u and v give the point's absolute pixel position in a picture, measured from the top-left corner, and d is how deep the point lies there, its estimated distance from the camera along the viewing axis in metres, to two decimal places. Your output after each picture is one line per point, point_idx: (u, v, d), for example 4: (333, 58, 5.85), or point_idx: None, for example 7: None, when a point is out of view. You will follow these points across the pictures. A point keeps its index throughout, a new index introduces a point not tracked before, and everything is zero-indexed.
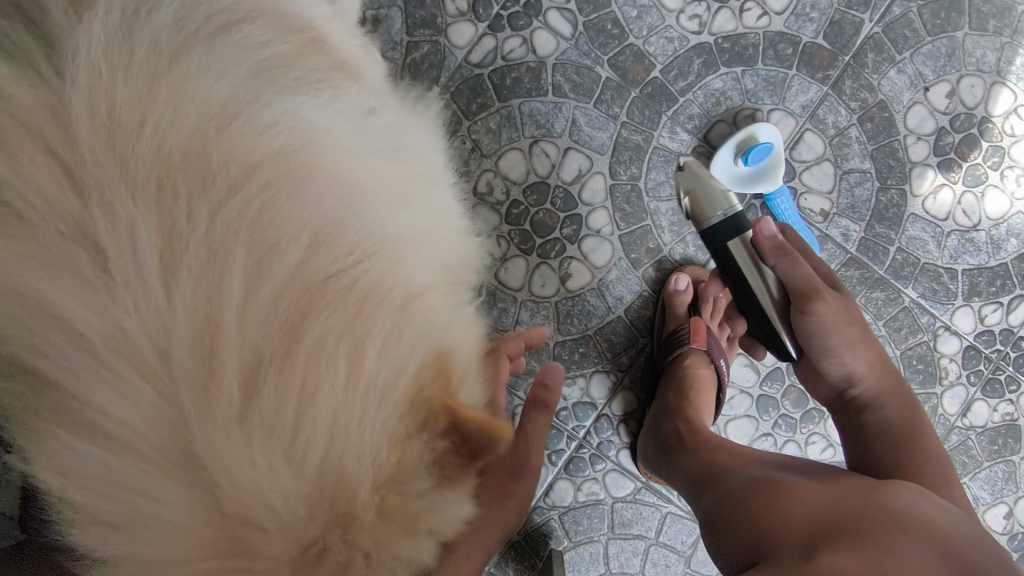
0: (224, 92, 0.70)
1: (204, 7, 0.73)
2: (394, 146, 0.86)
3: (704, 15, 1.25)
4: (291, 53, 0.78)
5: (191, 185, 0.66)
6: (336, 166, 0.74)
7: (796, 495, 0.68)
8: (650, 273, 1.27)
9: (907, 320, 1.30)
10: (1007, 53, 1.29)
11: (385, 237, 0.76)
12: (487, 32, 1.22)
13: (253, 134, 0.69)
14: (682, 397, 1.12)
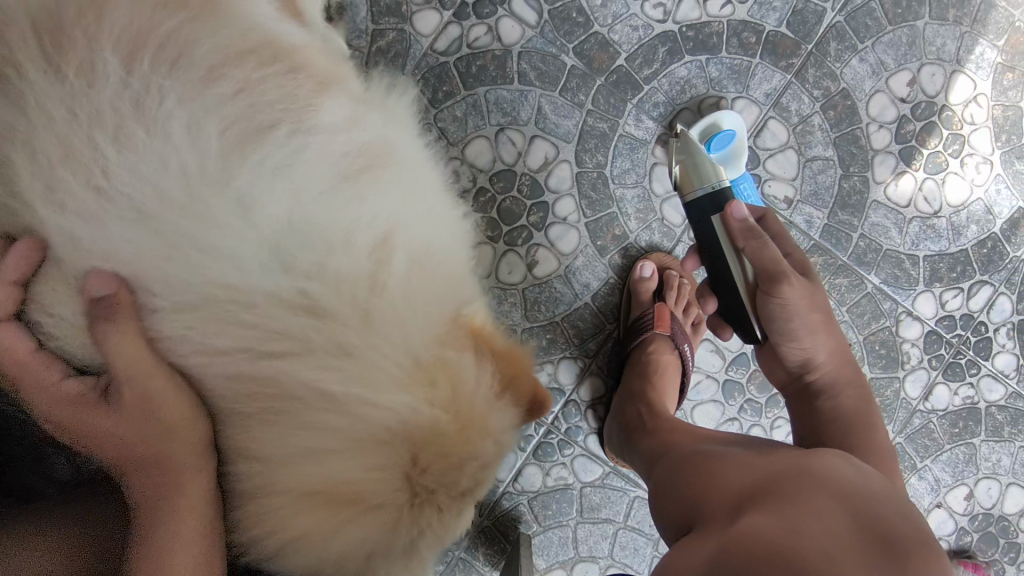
0: (199, 142, 0.63)
1: (152, 36, 0.64)
2: (390, 163, 0.75)
3: (668, 3, 1.26)
4: (256, 72, 0.68)
5: (198, 242, 0.61)
6: (314, 199, 0.66)
7: (729, 469, 0.70)
8: (616, 260, 1.28)
9: (869, 306, 1.32)
10: (968, 42, 1.31)
11: (386, 271, 0.68)
12: (453, 20, 1.22)
13: (228, 174, 0.63)
14: (645, 381, 1.13)
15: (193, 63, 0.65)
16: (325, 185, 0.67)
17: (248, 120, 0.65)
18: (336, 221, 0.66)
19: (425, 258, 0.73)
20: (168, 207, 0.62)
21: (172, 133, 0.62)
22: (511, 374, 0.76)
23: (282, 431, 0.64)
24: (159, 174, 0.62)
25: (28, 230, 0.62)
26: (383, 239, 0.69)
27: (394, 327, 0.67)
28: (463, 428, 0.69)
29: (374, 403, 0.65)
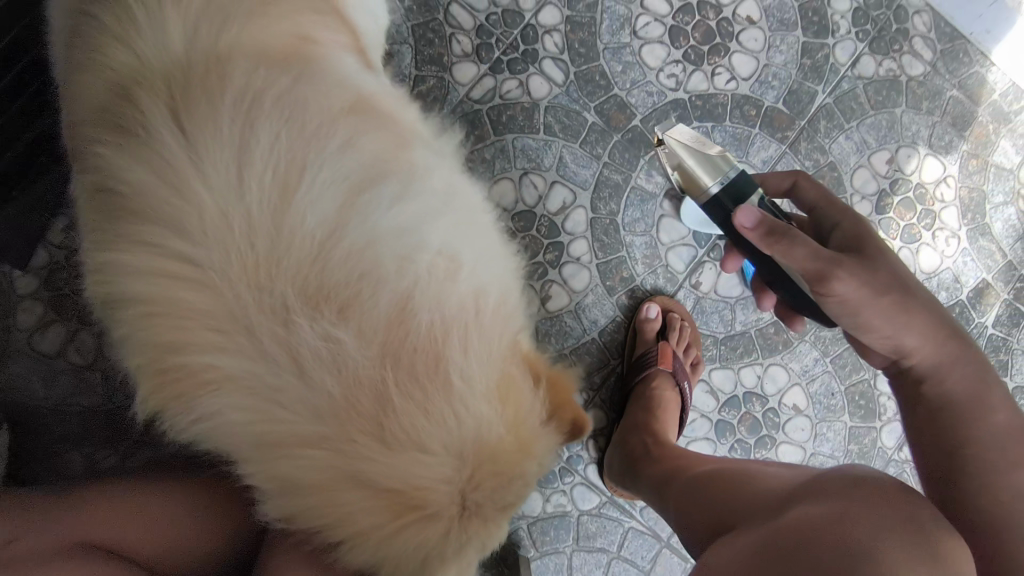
0: (299, 169, 0.71)
1: (262, 76, 0.74)
2: (458, 204, 0.83)
3: (680, 75, 1.41)
4: (346, 115, 0.77)
5: (288, 251, 0.70)
6: (392, 232, 0.73)
7: (767, 484, 0.81)
8: (623, 300, 1.37)
9: (850, 358, 1.43)
10: (938, 130, 1.48)
11: (455, 304, 0.76)
12: (488, 73, 1.35)
13: (320, 199, 0.71)
14: (649, 413, 1.21)
15: (303, 105, 0.74)
16: (406, 220, 0.75)
17: (350, 165, 0.74)
18: (412, 253, 0.74)
19: (487, 292, 0.81)
20: (277, 235, 0.70)
21: (287, 171, 0.71)
22: (554, 403, 0.85)
23: (342, 427, 0.70)
24: (273, 206, 0.70)
25: (134, 228, 0.70)
26: (451, 271, 0.76)
27: (457, 352, 0.74)
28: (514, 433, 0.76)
29: (426, 403, 0.72)
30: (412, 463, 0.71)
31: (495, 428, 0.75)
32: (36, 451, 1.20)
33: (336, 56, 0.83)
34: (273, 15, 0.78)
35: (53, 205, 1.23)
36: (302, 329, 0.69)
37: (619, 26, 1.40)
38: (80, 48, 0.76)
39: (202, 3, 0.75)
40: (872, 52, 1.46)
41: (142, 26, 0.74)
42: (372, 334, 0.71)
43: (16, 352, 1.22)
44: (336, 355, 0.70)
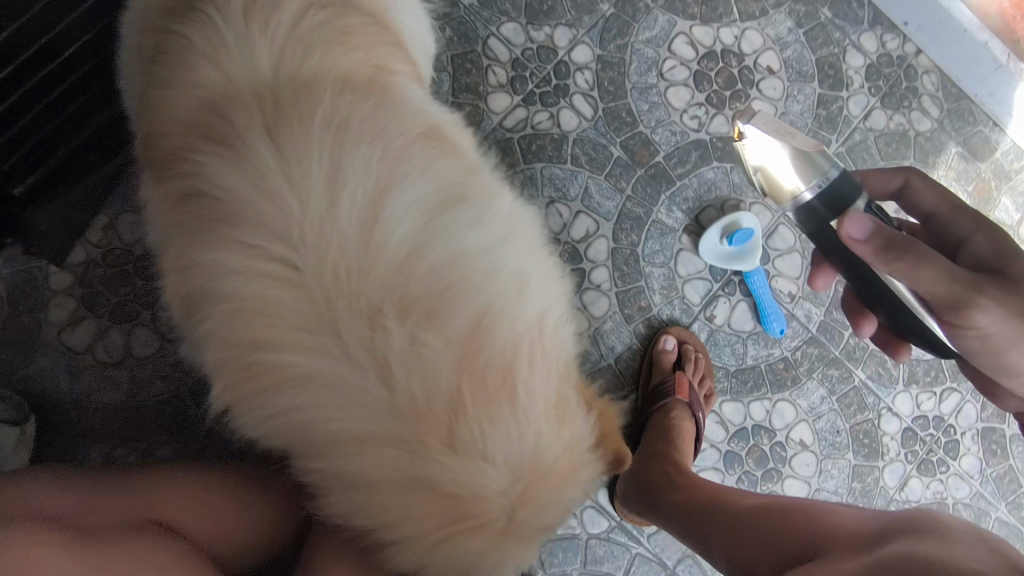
0: (386, 189, 0.76)
1: (351, 101, 0.80)
2: (525, 227, 0.88)
3: (703, 116, 1.48)
4: (424, 143, 0.82)
5: (368, 260, 0.73)
6: (467, 253, 0.79)
7: (841, 520, 0.88)
8: (641, 329, 1.42)
9: (855, 398, 1.47)
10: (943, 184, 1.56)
11: (521, 321, 0.80)
12: (521, 104, 1.41)
13: (404, 217, 0.76)
14: (669, 442, 1.25)
15: (381, 129, 0.79)
16: (480, 241, 0.80)
17: (428, 189, 0.79)
18: (485, 273, 0.79)
19: (552, 312, 0.85)
20: (359, 249, 0.73)
21: (373, 190, 0.76)
22: (602, 432, 0.88)
23: (386, 432, 0.73)
24: (358, 222, 0.74)
25: (219, 222, 0.75)
26: (519, 290, 0.81)
27: (523, 366, 0.78)
28: (557, 451, 0.79)
29: (470, 413, 0.74)
30: (452, 472, 0.73)
31: (554, 446, 0.79)
32: (58, 441, 1.24)
33: (405, 83, 0.91)
34: (350, 45, 0.85)
35: (95, 201, 1.28)
36: (397, 335, 0.73)
37: (647, 68, 1.47)
38: (167, 64, 0.82)
39: (287, 32, 0.81)
40: (883, 107, 1.55)
41: (232, 48, 0.79)
42: (446, 348, 0.75)
43: (46, 346, 1.26)
44: (417, 368, 0.73)
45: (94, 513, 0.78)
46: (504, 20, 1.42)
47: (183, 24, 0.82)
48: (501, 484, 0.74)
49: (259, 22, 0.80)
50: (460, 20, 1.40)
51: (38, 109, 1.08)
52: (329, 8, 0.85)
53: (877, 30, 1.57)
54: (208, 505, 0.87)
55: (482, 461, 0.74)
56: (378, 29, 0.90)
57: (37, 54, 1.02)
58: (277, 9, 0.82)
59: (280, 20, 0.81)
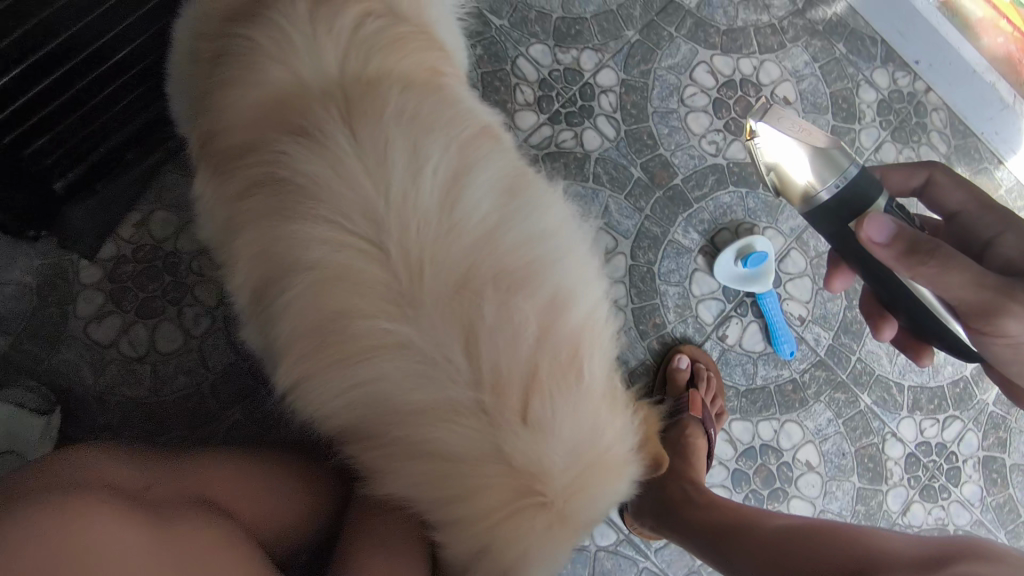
0: (461, 180, 0.83)
1: (425, 103, 0.87)
2: (580, 228, 0.94)
3: (721, 142, 1.53)
4: (491, 144, 0.90)
5: (441, 244, 0.79)
6: (533, 242, 0.85)
7: (887, 542, 0.93)
8: (655, 345, 1.45)
9: (861, 422, 1.50)
10: None
11: (579, 309, 0.86)
12: (546, 122, 1.46)
13: (477, 205, 0.83)
14: (685, 460, 1.27)
15: (452, 126, 0.87)
16: (542, 234, 0.86)
17: (501, 179, 0.87)
18: (549, 263, 0.85)
19: (604, 306, 0.90)
20: (443, 231, 0.80)
21: (455, 177, 0.83)
22: (645, 434, 0.90)
23: (428, 421, 0.78)
24: (443, 206, 0.81)
25: (286, 211, 0.81)
26: (576, 282, 0.87)
27: (581, 351, 0.83)
28: (604, 444, 0.82)
29: (518, 399, 0.78)
30: (487, 466, 0.77)
31: (608, 431, 0.83)
32: (77, 435, 1.23)
33: (456, 85, 0.98)
34: (406, 50, 0.92)
35: (129, 201, 1.30)
36: (490, 306, 0.79)
37: (669, 93, 1.52)
38: (234, 61, 0.88)
39: (350, 36, 0.88)
40: (894, 140, 1.60)
41: (300, 52, 0.86)
42: (525, 323, 0.80)
43: (72, 338, 1.25)
44: (501, 341, 0.78)
45: (153, 487, 0.81)
46: (534, 41, 1.47)
47: (251, 29, 0.88)
48: (563, 461, 0.78)
49: (324, 24, 0.87)
50: (491, 40, 1.45)
51: (85, 108, 1.11)
52: (384, 17, 0.93)
53: (889, 66, 1.63)
54: (254, 485, 0.92)
55: (519, 453, 0.77)
56: (428, 49, 0.96)
57: (91, 57, 1.05)
58: (340, 13, 0.89)
59: (342, 26, 0.88)
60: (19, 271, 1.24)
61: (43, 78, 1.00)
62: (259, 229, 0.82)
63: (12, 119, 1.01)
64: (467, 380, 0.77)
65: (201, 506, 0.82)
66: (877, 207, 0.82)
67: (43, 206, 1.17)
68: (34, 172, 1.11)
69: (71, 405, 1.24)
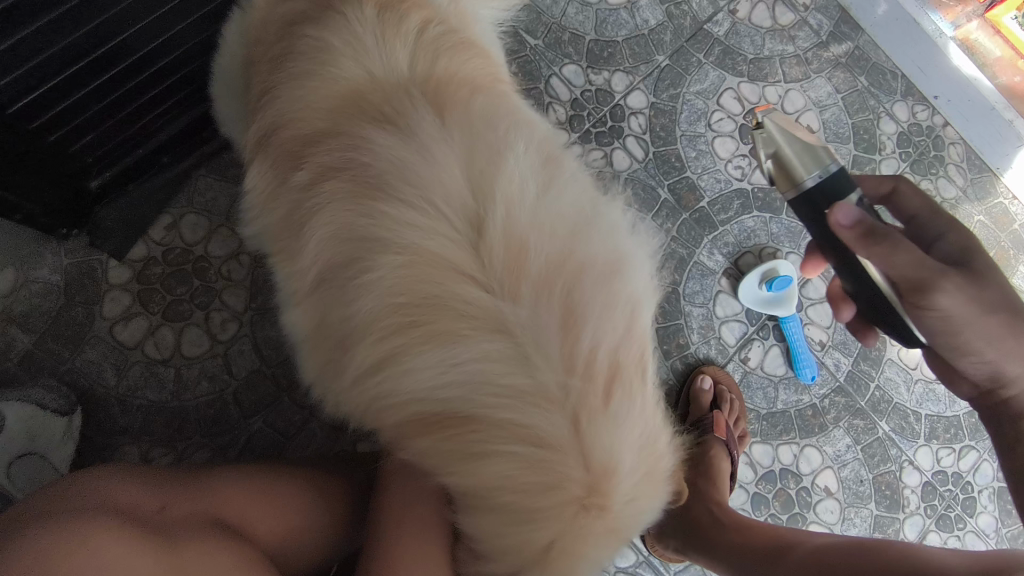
0: (546, 182, 0.85)
1: (504, 113, 0.92)
2: (650, 241, 0.96)
3: (746, 167, 1.55)
4: (567, 155, 0.93)
5: (529, 239, 0.80)
6: (614, 247, 0.87)
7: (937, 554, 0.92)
8: (678, 366, 1.46)
9: (879, 449, 1.51)
10: None
11: (648, 319, 0.87)
12: (577, 142, 1.48)
13: (562, 208, 0.85)
14: (710, 483, 1.27)
15: (528, 130, 0.91)
16: (620, 241, 0.88)
17: (583, 181, 0.90)
18: (628, 268, 0.86)
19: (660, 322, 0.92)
20: (542, 218, 0.82)
21: (549, 173, 0.86)
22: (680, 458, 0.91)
23: (481, 425, 0.78)
24: (544, 196, 0.84)
25: (360, 201, 0.83)
26: (647, 291, 0.88)
27: (646, 361, 0.85)
28: (654, 457, 0.82)
29: (585, 398, 0.77)
30: (538, 478, 0.76)
31: (662, 437, 0.84)
32: (92, 441, 1.18)
33: (512, 93, 1.02)
34: (467, 53, 0.97)
35: (162, 202, 1.28)
36: (590, 294, 0.80)
37: (696, 118, 1.55)
38: (304, 57, 0.92)
39: (415, 44, 0.93)
40: (913, 171, 1.63)
41: (372, 57, 0.90)
42: (616, 314, 0.82)
43: (97, 339, 1.22)
44: (597, 324, 0.79)
45: (169, 509, 0.78)
46: (567, 62, 1.51)
47: (323, 31, 0.92)
48: (631, 458, 0.78)
49: (390, 33, 0.92)
50: (526, 59, 1.48)
51: (133, 105, 1.11)
52: (446, 25, 0.98)
53: (909, 100, 1.67)
54: (274, 503, 0.90)
55: (582, 462, 0.75)
56: (484, 66, 0.99)
57: (141, 61, 1.05)
58: (406, 18, 0.95)
59: (409, 28, 0.93)
60: (47, 269, 1.22)
61: (94, 81, 1.01)
62: (332, 212, 0.84)
63: (61, 117, 1.01)
64: (561, 363, 0.77)
65: (214, 530, 0.79)
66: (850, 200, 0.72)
67: (78, 203, 1.18)
68: (72, 171, 1.11)
69: (88, 406, 1.19)
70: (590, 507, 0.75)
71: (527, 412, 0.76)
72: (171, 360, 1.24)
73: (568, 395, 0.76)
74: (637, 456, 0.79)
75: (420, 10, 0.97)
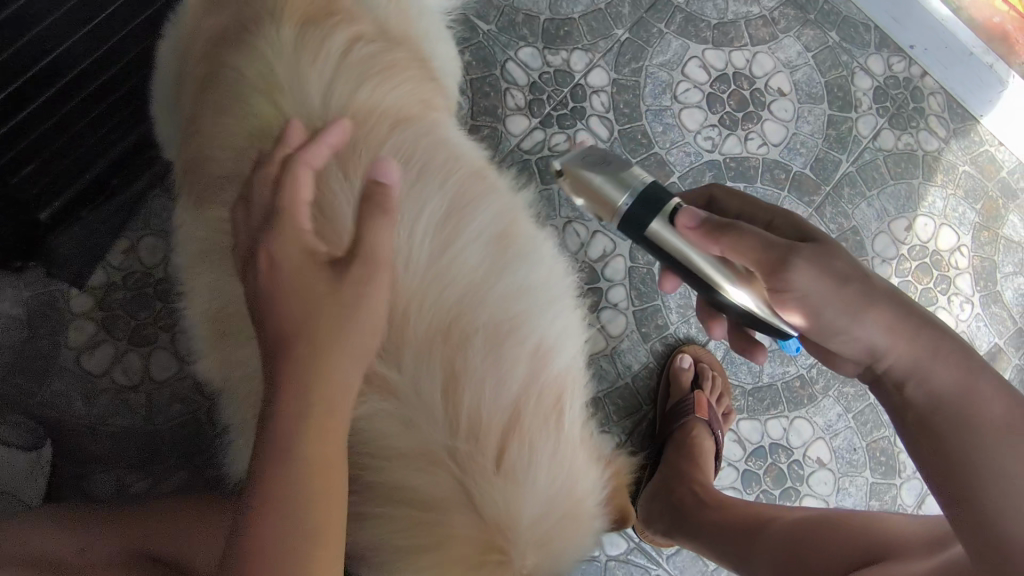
0: (449, 223, 0.84)
1: (424, 138, 0.91)
2: (566, 271, 0.95)
3: (716, 138, 1.50)
4: (483, 186, 0.91)
5: (432, 286, 0.80)
6: (523, 288, 0.85)
7: (887, 521, 0.93)
8: (658, 348, 1.42)
9: (872, 415, 1.48)
10: (952, 203, 1.59)
11: (564, 358, 0.86)
12: (539, 126, 1.44)
13: (466, 250, 0.83)
14: (693, 464, 1.26)
15: (444, 164, 0.89)
16: (531, 280, 0.87)
17: (497, 224, 0.88)
18: (540, 309, 0.85)
19: (581, 357, 0.90)
20: (438, 274, 0.81)
21: (453, 221, 0.84)
22: (612, 487, 0.89)
23: (420, 448, 0.77)
24: (447, 243, 0.83)
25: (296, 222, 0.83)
26: (562, 328, 0.87)
27: (563, 403, 0.83)
28: (571, 499, 0.80)
29: (488, 442, 0.77)
30: (488, 500, 0.76)
31: (583, 482, 0.82)
32: (68, 471, 1.19)
33: (444, 122, 1.00)
34: (398, 76, 0.96)
35: (116, 228, 1.27)
36: (477, 354, 0.79)
37: (661, 91, 1.50)
38: (233, 76, 0.91)
39: (340, 56, 0.92)
40: (892, 127, 1.58)
41: (297, 70, 0.89)
42: (512, 370, 0.80)
43: (63, 369, 1.22)
44: (486, 385, 0.78)
45: None
46: (522, 45, 1.46)
47: (248, 50, 0.91)
48: (534, 513, 0.77)
49: (313, 45, 0.91)
50: (479, 45, 1.44)
51: (74, 127, 1.09)
52: (374, 41, 0.97)
53: (885, 52, 1.60)
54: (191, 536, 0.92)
55: (526, 484, 0.77)
56: (417, 70, 1.00)
57: (77, 78, 1.03)
58: (328, 38, 0.92)
59: (328, 49, 0.92)
60: (8, 303, 1.22)
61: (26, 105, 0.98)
62: None
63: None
64: (476, 394, 0.78)
65: None
66: (666, 212, 0.70)
67: (29, 235, 1.16)
68: (19, 202, 1.10)
69: (58, 437, 1.20)
70: (494, 551, 0.75)
71: (472, 428, 0.77)
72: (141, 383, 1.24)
73: (477, 430, 0.77)
74: (551, 500, 0.78)
75: (346, 28, 0.95)
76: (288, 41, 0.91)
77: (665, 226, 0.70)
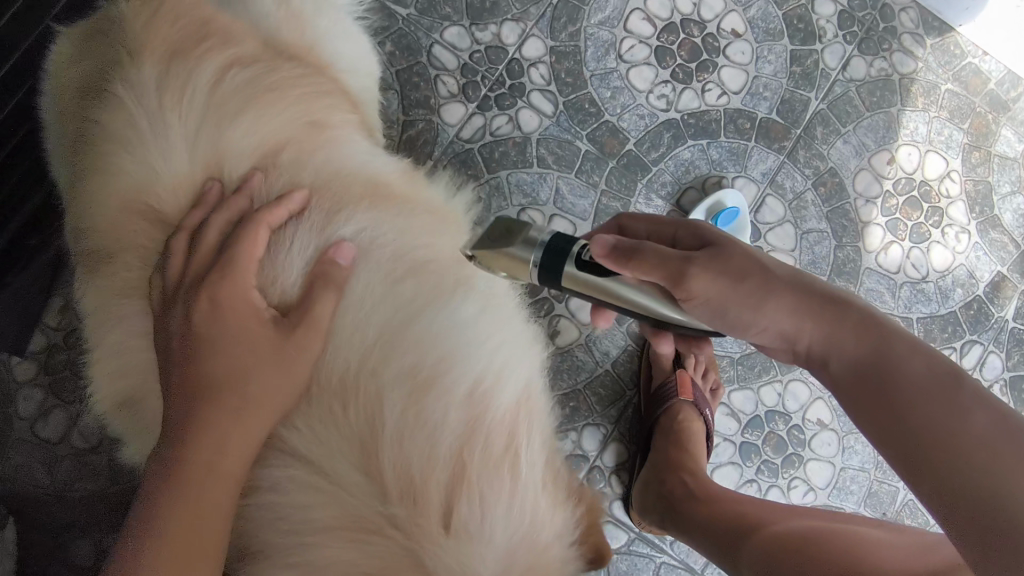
0: (365, 273, 0.79)
1: (322, 170, 0.85)
2: (501, 298, 0.87)
3: (670, 95, 1.39)
4: (394, 214, 0.85)
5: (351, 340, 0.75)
6: (452, 324, 0.79)
7: (870, 540, 0.90)
8: (634, 329, 1.35)
9: None
10: (936, 126, 1.46)
11: (508, 392, 0.79)
12: (476, 111, 1.33)
13: (383, 295, 0.78)
14: (680, 450, 1.19)
15: (346, 200, 0.83)
16: (461, 314, 0.80)
17: (412, 257, 0.82)
18: (473, 344, 0.79)
19: (530, 385, 0.83)
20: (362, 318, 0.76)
21: (364, 264, 0.79)
22: (585, 523, 0.82)
23: (354, 512, 0.71)
24: (366, 294, 0.78)
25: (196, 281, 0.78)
26: (500, 359, 0.80)
27: (513, 443, 0.76)
28: (535, 549, 0.73)
29: (430, 499, 0.71)
30: (436, 559, 0.69)
31: (547, 527, 0.75)
32: (39, 544, 1.16)
33: (348, 140, 0.91)
34: (284, 97, 0.88)
35: (47, 286, 1.21)
36: (405, 408, 0.73)
37: (604, 52, 1.39)
38: (105, 124, 0.83)
39: (212, 89, 0.84)
40: (862, 53, 1.45)
41: (167, 113, 0.82)
42: (446, 422, 0.73)
43: (18, 441, 1.18)
44: (420, 440, 0.72)
45: None
46: (446, 24, 1.35)
47: (115, 93, 0.83)
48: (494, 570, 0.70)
49: (182, 79, 0.83)
50: (400, 32, 1.33)
51: None
52: (254, 65, 0.88)
53: None
54: None
55: (475, 535, 0.71)
56: (312, 86, 0.92)
57: None
58: (204, 71, 0.84)
59: (202, 85, 0.84)
60: None
61: None
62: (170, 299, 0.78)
63: None
64: (409, 449, 0.72)
65: None
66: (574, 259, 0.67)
67: None
68: None
69: (23, 509, 1.16)
70: None
71: (411, 485, 0.71)
72: (102, 443, 1.19)
73: (413, 486, 0.71)
74: (511, 551, 0.71)
75: (220, 52, 0.87)
76: (160, 79, 0.83)
77: (578, 269, 0.67)
